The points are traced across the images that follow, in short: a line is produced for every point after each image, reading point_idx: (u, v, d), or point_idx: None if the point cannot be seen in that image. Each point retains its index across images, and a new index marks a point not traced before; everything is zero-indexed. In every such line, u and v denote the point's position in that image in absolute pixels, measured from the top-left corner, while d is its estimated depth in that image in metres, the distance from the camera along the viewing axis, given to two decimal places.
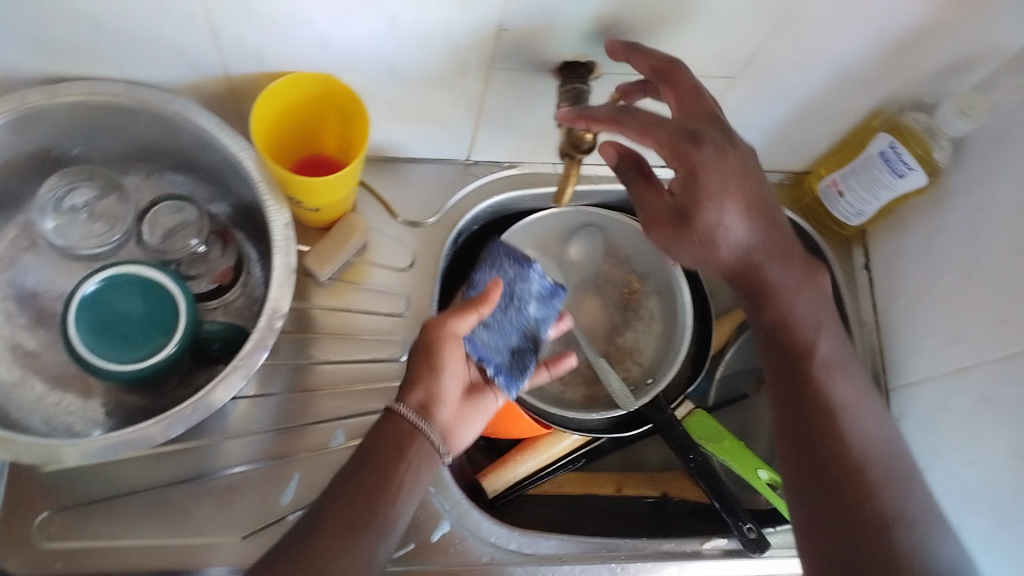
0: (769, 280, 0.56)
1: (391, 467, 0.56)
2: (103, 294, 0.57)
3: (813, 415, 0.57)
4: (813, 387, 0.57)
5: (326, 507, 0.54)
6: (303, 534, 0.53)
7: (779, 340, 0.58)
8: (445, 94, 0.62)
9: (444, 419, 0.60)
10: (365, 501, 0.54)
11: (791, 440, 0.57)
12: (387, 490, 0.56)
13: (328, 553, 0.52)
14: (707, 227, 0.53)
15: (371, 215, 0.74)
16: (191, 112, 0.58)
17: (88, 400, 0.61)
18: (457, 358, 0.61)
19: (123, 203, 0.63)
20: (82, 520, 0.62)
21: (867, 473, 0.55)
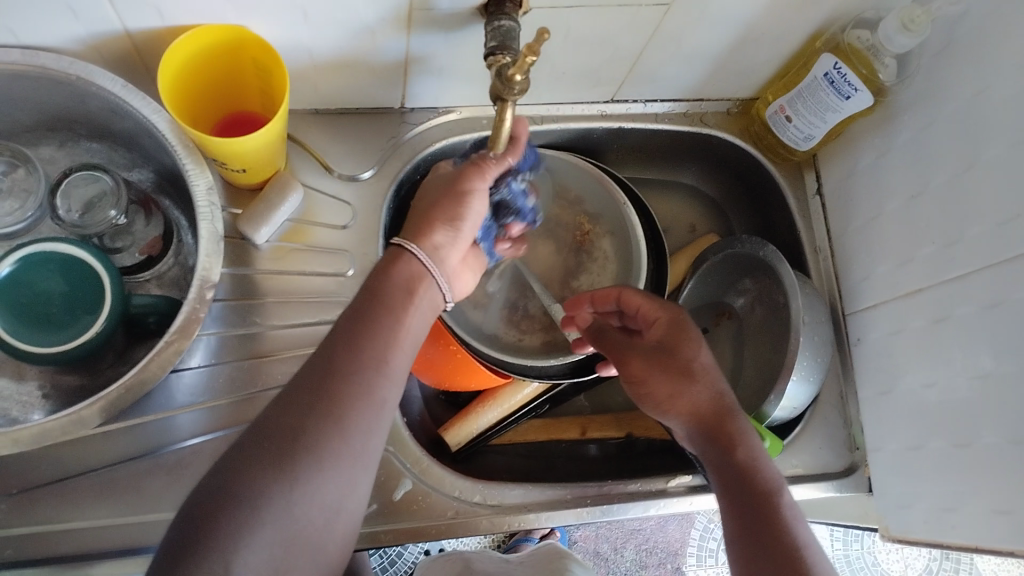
0: (736, 427, 0.56)
1: (399, 316, 0.52)
2: (20, 275, 0.54)
3: (774, 543, 0.51)
4: (778, 517, 0.52)
5: (325, 352, 0.49)
6: (304, 385, 0.48)
7: (742, 482, 0.54)
8: (368, 41, 0.59)
9: (450, 264, 0.57)
10: (375, 344, 0.50)
11: (746, 564, 0.51)
12: (393, 340, 0.51)
13: (336, 405, 0.47)
14: (683, 381, 0.57)
15: (304, 171, 0.71)
16: (95, 75, 0.55)
17: (22, 383, 0.60)
18: (482, 201, 0.58)
19: (31, 175, 0.59)
20: (29, 507, 0.60)
21: None
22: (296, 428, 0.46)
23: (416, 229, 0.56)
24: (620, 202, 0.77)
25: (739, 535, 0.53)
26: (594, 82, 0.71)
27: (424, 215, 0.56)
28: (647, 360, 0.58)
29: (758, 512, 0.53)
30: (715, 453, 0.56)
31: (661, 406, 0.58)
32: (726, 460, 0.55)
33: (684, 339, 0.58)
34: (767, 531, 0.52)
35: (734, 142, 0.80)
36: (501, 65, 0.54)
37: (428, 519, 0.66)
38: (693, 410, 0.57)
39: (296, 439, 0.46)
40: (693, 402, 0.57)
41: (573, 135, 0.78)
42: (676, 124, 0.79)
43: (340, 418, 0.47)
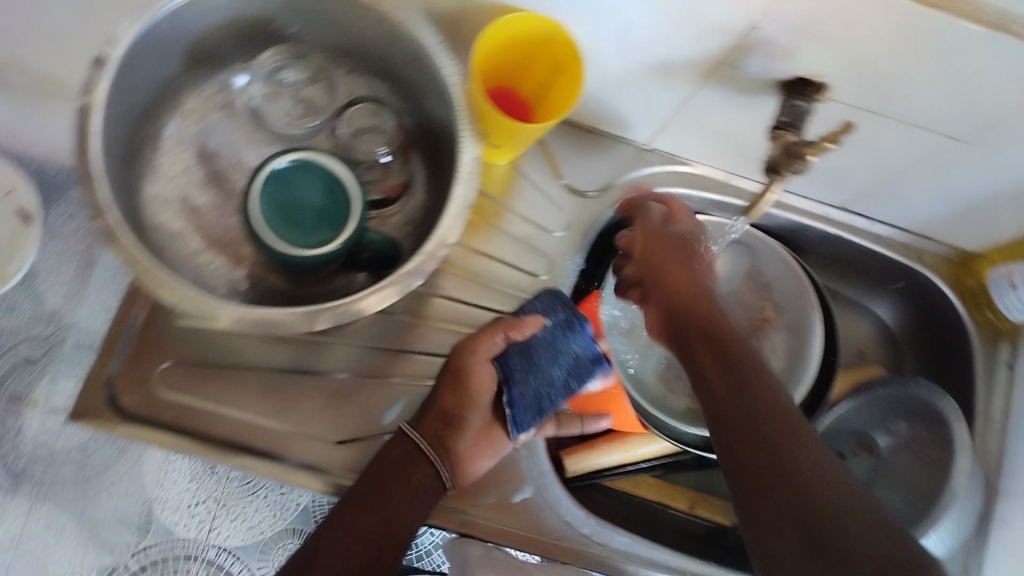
0: (728, 348, 0.58)
1: (417, 466, 0.61)
2: (288, 175, 0.58)
3: (749, 448, 0.53)
4: (778, 414, 0.54)
5: (355, 493, 0.61)
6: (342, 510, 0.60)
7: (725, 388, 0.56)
8: (661, 77, 0.61)
9: (460, 450, 0.63)
10: (394, 484, 0.60)
11: (749, 455, 0.53)
12: (410, 481, 0.61)
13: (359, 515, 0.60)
14: (685, 267, 0.62)
15: (534, 167, 0.73)
16: (416, 25, 0.58)
17: (235, 269, 0.63)
18: (484, 385, 0.63)
19: (328, 96, 0.65)
20: (197, 381, 0.63)
21: (817, 506, 0.49)
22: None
23: (422, 417, 0.62)
24: (812, 304, 0.77)
25: (731, 434, 0.54)
26: (837, 184, 0.71)
27: (432, 406, 0.63)
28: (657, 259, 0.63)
29: (755, 408, 0.54)
30: (703, 345, 0.58)
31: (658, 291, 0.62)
32: (706, 382, 0.56)
33: (690, 246, 0.64)
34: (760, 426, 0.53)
35: (943, 288, 0.78)
36: (787, 140, 0.56)
37: (535, 531, 0.67)
38: (685, 293, 0.60)
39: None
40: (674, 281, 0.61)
41: (788, 225, 0.78)
42: (892, 250, 0.78)
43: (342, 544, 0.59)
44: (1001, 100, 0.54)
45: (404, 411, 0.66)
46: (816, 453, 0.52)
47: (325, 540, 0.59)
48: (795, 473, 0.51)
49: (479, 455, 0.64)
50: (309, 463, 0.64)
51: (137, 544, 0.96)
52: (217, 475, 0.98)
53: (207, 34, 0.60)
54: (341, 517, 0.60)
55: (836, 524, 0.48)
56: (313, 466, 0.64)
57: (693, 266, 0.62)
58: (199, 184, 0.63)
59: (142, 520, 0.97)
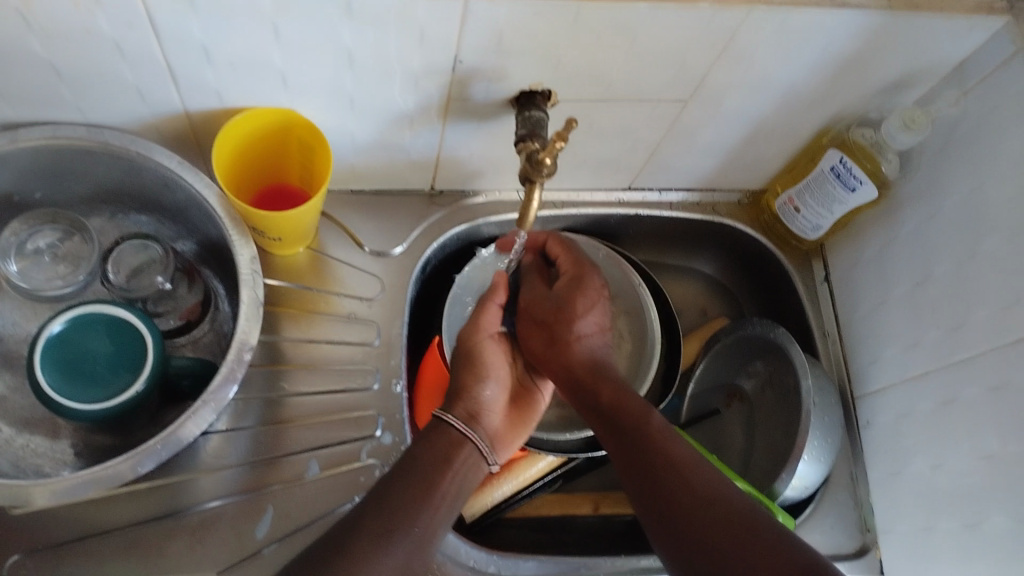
0: (603, 393, 0.65)
1: (444, 461, 0.61)
2: (69, 334, 0.57)
3: (650, 479, 0.60)
4: (668, 456, 0.60)
5: (369, 505, 0.56)
6: (356, 519, 0.55)
7: (616, 420, 0.64)
8: (406, 128, 0.64)
9: (489, 426, 0.66)
10: (420, 487, 0.58)
11: (638, 480, 0.60)
12: (436, 494, 0.58)
13: (377, 542, 0.54)
14: (565, 336, 0.68)
15: (334, 245, 0.74)
16: (153, 152, 0.59)
17: (56, 441, 0.61)
18: (496, 361, 0.69)
19: (87, 244, 0.64)
20: (53, 563, 0.61)
21: (691, 497, 0.58)
22: (343, 544, 0.53)
23: (450, 403, 0.65)
24: (637, 281, 0.81)
25: (639, 481, 0.60)
26: (612, 170, 0.75)
27: (456, 393, 0.66)
28: (534, 330, 0.70)
29: (662, 462, 0.60)
30: (628, 446, 0.62)
31: (555, 352, 0.68)
32: (633, 451, 0.61)
33: (587, 288, 0.70)
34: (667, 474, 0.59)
35: (744, 229, 0.83)
36: (531, 150, 0.58)
37: None
38: (563, 367, 0.67)
39: (341, 558, 0.52)
40: (557, 374, 0.67)
41: (591, 220, 0.82)
42: (688, 212, 0.83)
43: (381, 537, 0.54)
44: (698, 56, 0.59)
45: (276, 518, 0.65)
46: (712, 474, 0.59)
47: (360, 523, 0.55)
48: (700, 498, 0.57)
49: (509, 431, 0.68)
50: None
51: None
52: None
53: None
54: (376, 499, 0.56)
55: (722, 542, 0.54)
56: None
57: (575, 327, 0.69)
58: None
59: None
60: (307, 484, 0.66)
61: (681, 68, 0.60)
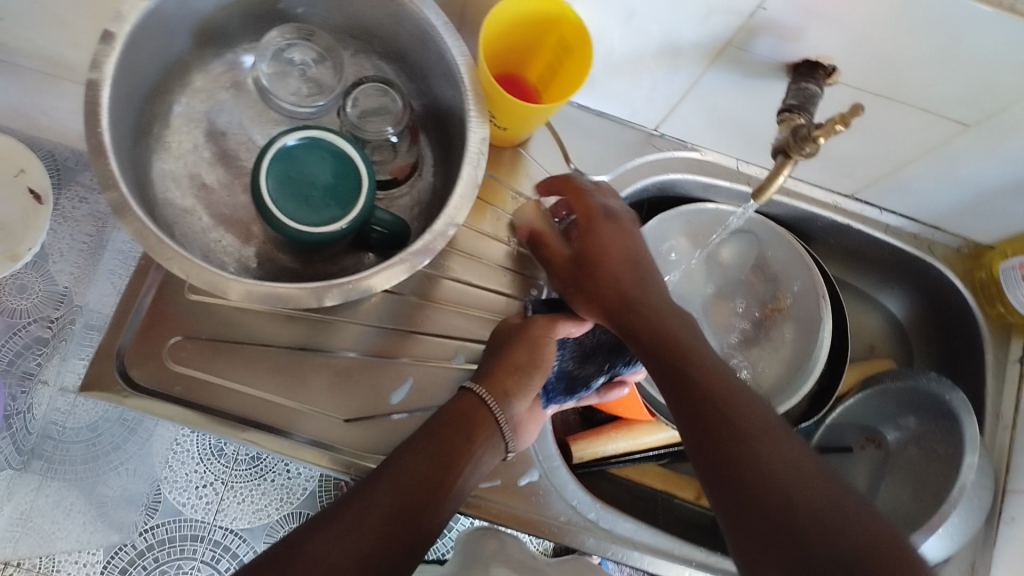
0: (648, 301, 0.59)
1: (459, 454, 0.57)
2: (297, 152, 0.58)
3: (711, 407, 0.51)
4: (733, 393, 0.52)
5: (380, 477, 0.55)
6: (363, 491, 0.54)
7: (664, 352, 0.55)
8: (667, 64, 0.62)
9: (517, 413, 0.62)
10: (422, 476, 0.55)
11: (683, 420, 0.52)
12: (449, 475, 0.56)
13: (386, 519, 0.52)
14: (605, 236, 0.62)
15: (542, 153, 0.73)
16: (423, 4, 0.59)
17: (245, 246, 0.64)
18: (543, 359, 0.63)
19: (335, 75, 0.65)
20: (209, 356, 0.64)
21: (749, 424, 0.50)
22: (376, 485, 0.54)
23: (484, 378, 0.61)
24: (822, 292, 0.76)
25: (694, 434, 0.51)
26: (847, 172, 0.71)
27: (492, 368, 0.62)
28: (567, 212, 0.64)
29: (726, 407, 0.51)
30: (678, 378, 0.53)
31: (580, 242, 0.63)
32: (693, 384, 0.52)
33: (598, 203, 0.63)
34: (727, 419, 0.50)
35: (954, 281, 0.77)
36: (793, 124, 0.55)
37: (540, 514, 0.66)
38: (601, 250, 0.61)
39: (365, 492, 0.53)
40: (575, 266, 0.63)
41: (798, 216, 0.78)
42: (903, 241, 0.77)
43: (401, 489, 0.54)
44: (1014, 82, 0.53)
45: (414, 389, 0.66)
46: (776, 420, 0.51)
47: (388, 473, 0.55)
48: (762, 450, 0.48)
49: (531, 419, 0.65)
50: (315, 437, 0.64)
51: (145, 523, 0.93)
52: (225, 458, 0.96)
53: (218, 11, 0.61)
54: (410, 455, 0.56)
55: (784, 487, 0.46)
56: (321, 441, 0.64)
57: (608, 213, 0.63)
58: (208, 163, 0.64)
59: (151, 499, 0.94)
60: (449, 369, 0.67)
61: (985, 90, 0.55)
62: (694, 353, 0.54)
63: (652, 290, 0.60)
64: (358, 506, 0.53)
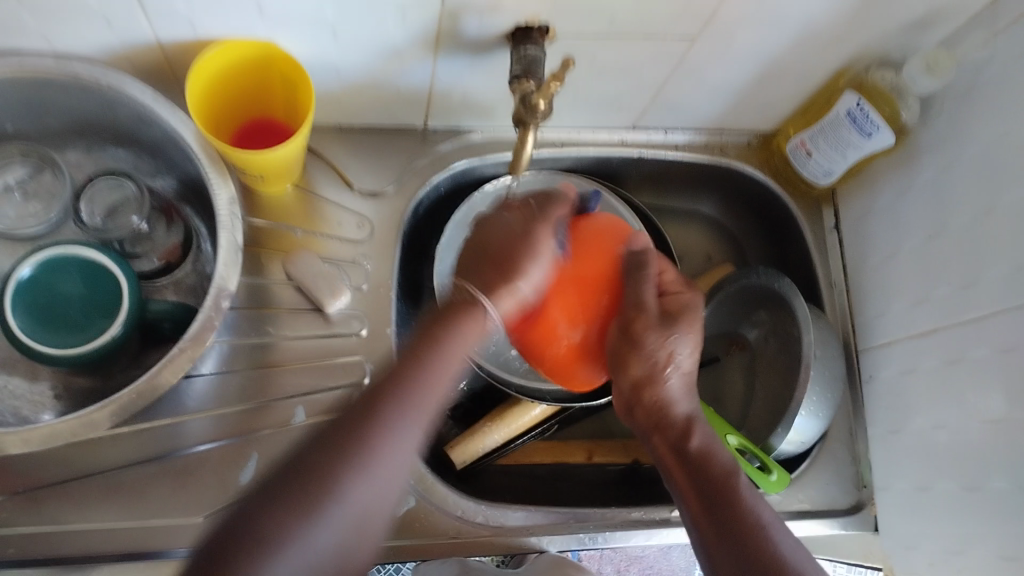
0: (687, 435, 0.59)
1: (436, 382, 0.49)
2: (41, 277, 0.57)
3: (711, 491, 0.56)
4: (726, 482, 0.56)
5: (352, 410, 0.47)
6: (327, 435, 0.45)
7: (673, 451, 0.59)
8: (398, 65, 0.61)
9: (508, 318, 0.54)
10: (405, 405, 0.47)
11: (686, 484, 0.58)
12: (424, 402, 0.48)
13: (353, 462, 0.44)
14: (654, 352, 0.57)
15: (324, 184, 0.71)
16: (126, 84, 0.55)
17: (35, 382, 0.59)
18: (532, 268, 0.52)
19: (61, 179, 0.61)
20: (37, 505, 0.60)
21: (734, 500, 0.55)
22: (316, 476, 0.43)
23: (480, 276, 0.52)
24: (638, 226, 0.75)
25: (703, 501, 0.56)
26: (616, 108, 0.71)
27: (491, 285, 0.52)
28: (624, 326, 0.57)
29: (708, 484, 0.56)
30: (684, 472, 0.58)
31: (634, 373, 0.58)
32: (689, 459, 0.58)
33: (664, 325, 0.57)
34: (712, 498, 0.56)
35: (754, 175, 0.80)
36: (525, 91, 0.55)
37: (430, 536, 0.66)
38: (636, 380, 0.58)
39: (316, 483, 0.43)
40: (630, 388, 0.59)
41: (595, 163, 0.78)
42: (696, 154, 0.79)
43: (364, 466, 0.44)
44: None
45: (262, 465, 0.63)
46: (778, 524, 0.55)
47: (342, 454, 0.44)
48: (734, 489, 0.56)
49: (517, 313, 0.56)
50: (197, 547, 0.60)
51: None
52: None
53: None
54: (373, 428, 0.45)
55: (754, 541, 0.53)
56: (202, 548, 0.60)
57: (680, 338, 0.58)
58: None
59: None
60: (294, 431, 0.64)
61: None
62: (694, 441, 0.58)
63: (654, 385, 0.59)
64: (309, 494, 0.42)
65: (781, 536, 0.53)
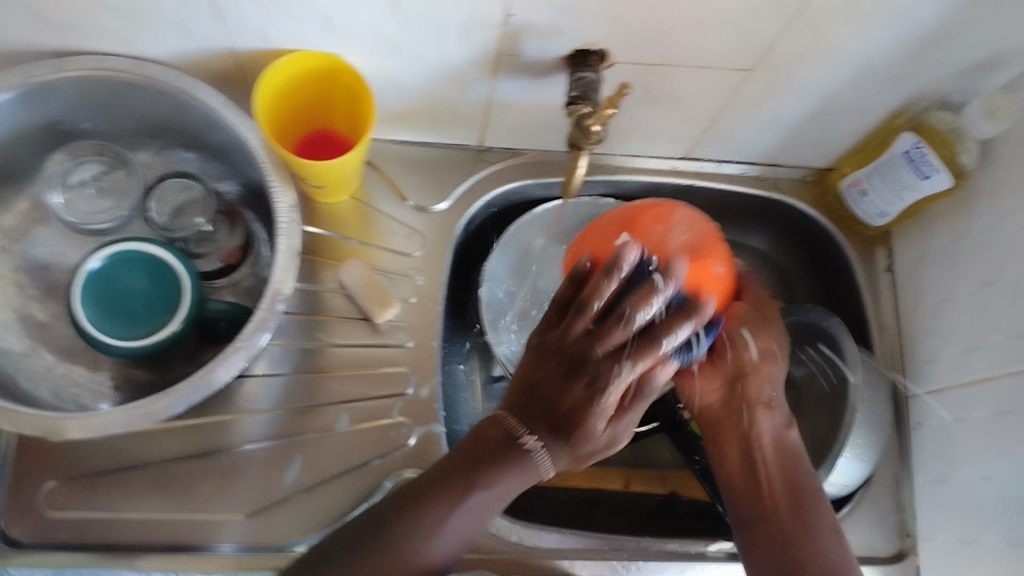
0: (762, 428, 0.63)
1: (496, 497, 0.53)
2: (109, 270, 0.60)
3: (768, 484, 0.61)
4: (797, 485, 0.61)
5: (428, 480, 0.54)
6: (408, 497, 0.53)
7: (751, 445, 0.63)
8: (458, 85, 0.62)
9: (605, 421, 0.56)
10: (463, 485, 0.53)
11: (738, 457, 0.64)
12: (481, 489, 0.53)
13: (425, 521, 0.52)
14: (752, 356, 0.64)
15: (380, 197, 0.72)
16: (198, 90, 0.58)
17: (96, 373, 0.62)
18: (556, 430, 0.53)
19: (131, 177, 0.65)
20: (90, 493, 0.61)
21: (804, 502, 0.60)
22: (394, 530, 0.52)
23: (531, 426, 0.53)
24: None
25: (754, 488, 0.62)
26: (670, 137, 0.72)
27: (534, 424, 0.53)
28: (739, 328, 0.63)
29: (785, 482, 0.61)
30: (746, 454, 0.63)
31: (737, 366, 0.64)
32: (752, 448, 0.63)
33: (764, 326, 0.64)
34: (771, 489, 0.61)
35: (807, 210, 0.79)
36: (581, 114, 0.56)
37: (463, 551, 0.66)
38: (728, 369, 0.65)
39: (408, 522, 0.52)
40: (710, 381, 0.66)
41: (648, 190, 0.78)
42: (748, 186, 0.79)
43: (428, 524, 0.52)
44: (767, 23, 0.55)
45: (305, 468, 0.64)
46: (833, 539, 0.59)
47: (418, 510, 0.52)
48: (806, 496, 0.60)
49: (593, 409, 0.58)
50: (239, 543, 0.61)
51: None
52: None
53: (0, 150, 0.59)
54: (441, 499, 0.52)
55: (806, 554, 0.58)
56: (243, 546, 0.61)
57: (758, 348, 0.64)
58: (37, 299, 0.62)
59: None
60: (337, 436, 0.65)
61: (748, 32, 0.56)
62: (778, 440, 0.63)
63: (763, 374, 0.64)
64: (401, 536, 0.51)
65: (834, 549, 0.58)
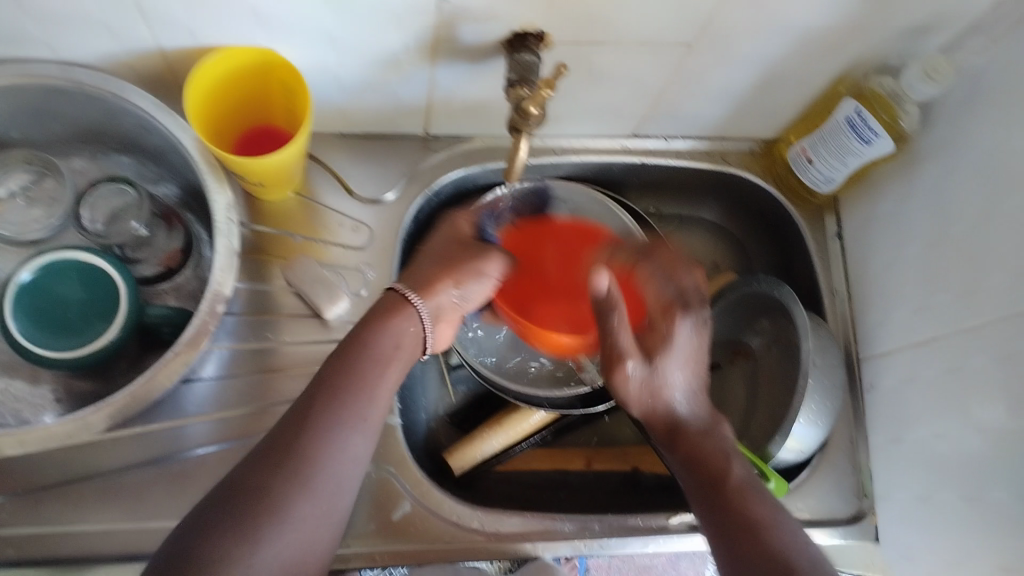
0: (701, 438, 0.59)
1: (371, 401, 0.54)
2: (41, 281, 0.58)
3: (722, 493, 0.55)
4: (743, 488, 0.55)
5: (299, 412, 0.53)
6: (288, 424, 0.52)
7: (695, 455, 0.58)
8: (395, 74, 0.61)
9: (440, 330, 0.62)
10: (345, 409, 0.53)
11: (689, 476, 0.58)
12: (356, 405, 0.53)
13: (302, 448, 0.50)
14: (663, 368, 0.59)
15: (325, 190, 0.71)
16: (126, 91, 0.57)
17: (36, 386, 0.60)
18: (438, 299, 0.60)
19: (61, 185, 0.63)
20: (34, 507, 0.60)
21: (750, 503, 0.54)
22: (270, 478, 0.49)
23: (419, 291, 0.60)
24: (637, 233, 0.75)
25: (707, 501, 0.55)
26: (616, 115, 0.71)
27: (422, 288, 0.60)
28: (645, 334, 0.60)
29: (728, 489, 0.55)
30: (690, 471, 0.58)
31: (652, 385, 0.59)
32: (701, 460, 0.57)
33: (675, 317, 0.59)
34: (723, 500, 0.55)
35: (756, 181, 0.79)
36: (519, 96, 0.55)
37: (425, 542, 0.66)
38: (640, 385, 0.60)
39: (296, 461, 0.50)
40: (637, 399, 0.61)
41: (596, 168, 0.78)
42: (698, 160, 0.79)
43: (308, 462, 0.50)
44: None
45: None
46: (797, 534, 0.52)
47: (288, 456, 0.50)
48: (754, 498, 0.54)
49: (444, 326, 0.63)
50: None
51: None
52: None
53: None
54: (311, 431, 0.51)
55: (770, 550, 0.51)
56: None
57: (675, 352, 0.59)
58: None
59: None
60: None
61: (684, 7, 0.55)
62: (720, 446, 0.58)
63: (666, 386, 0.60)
64: (289, 470, 0.50)
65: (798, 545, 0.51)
